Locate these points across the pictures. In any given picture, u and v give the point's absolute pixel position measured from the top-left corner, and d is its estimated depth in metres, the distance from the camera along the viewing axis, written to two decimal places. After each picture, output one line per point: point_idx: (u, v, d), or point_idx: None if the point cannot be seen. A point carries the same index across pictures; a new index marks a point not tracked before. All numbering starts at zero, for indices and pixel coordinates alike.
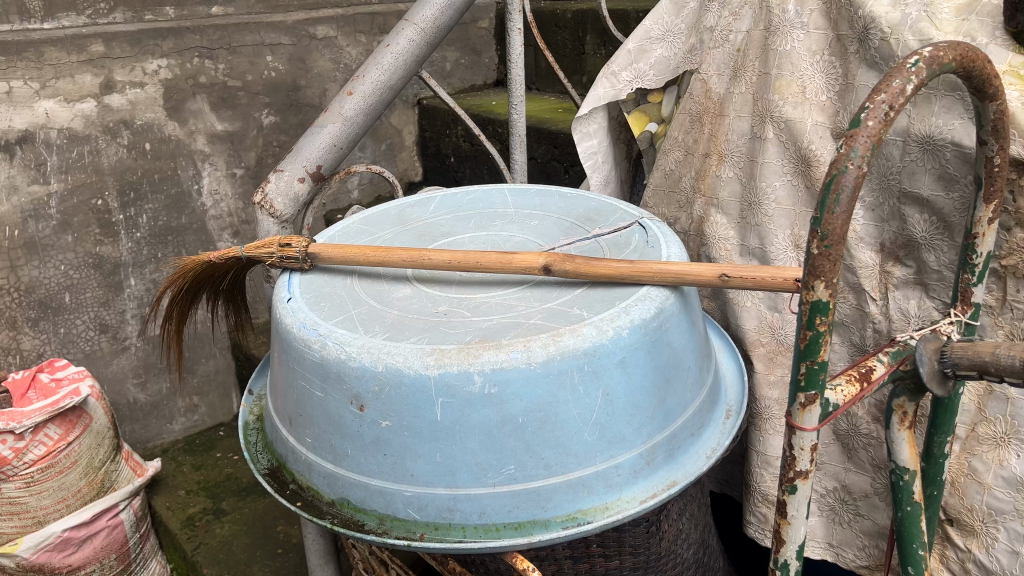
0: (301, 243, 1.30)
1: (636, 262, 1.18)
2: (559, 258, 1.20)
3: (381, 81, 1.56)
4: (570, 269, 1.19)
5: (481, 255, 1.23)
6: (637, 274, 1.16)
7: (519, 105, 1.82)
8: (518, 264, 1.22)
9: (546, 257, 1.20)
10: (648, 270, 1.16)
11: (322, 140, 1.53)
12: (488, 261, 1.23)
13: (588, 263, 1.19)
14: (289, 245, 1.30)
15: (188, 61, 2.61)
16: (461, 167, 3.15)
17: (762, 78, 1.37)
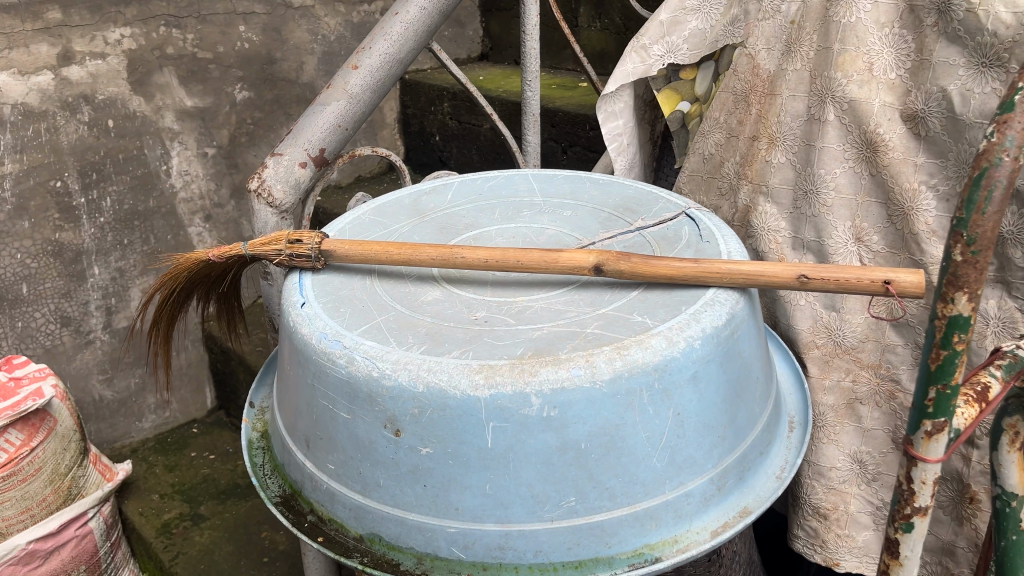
0: (315, 237, 1.12)
1: (701, 261, 1.04)
2: (613, 256, 1.06)
3: (390, 54, 1.40)
4: (625, 269, 1.05)
5: (526, 253, 1.09)
6: (702, 273, 1.03)
7: (533, 82, 1.68)
8: (565, 263, 1.08)
9: (599, 255, 1.06)
10: (717, 269, 1.03)
11: (326, 119, 1.36)
12: (534, 260, 1.08)
13: (645, 261, 1.05)
14: (299, 241, 1.13)
15: (154, 30, 2.41)
16: (447, 147, 3.00)
17: (822, 53, 1.24)
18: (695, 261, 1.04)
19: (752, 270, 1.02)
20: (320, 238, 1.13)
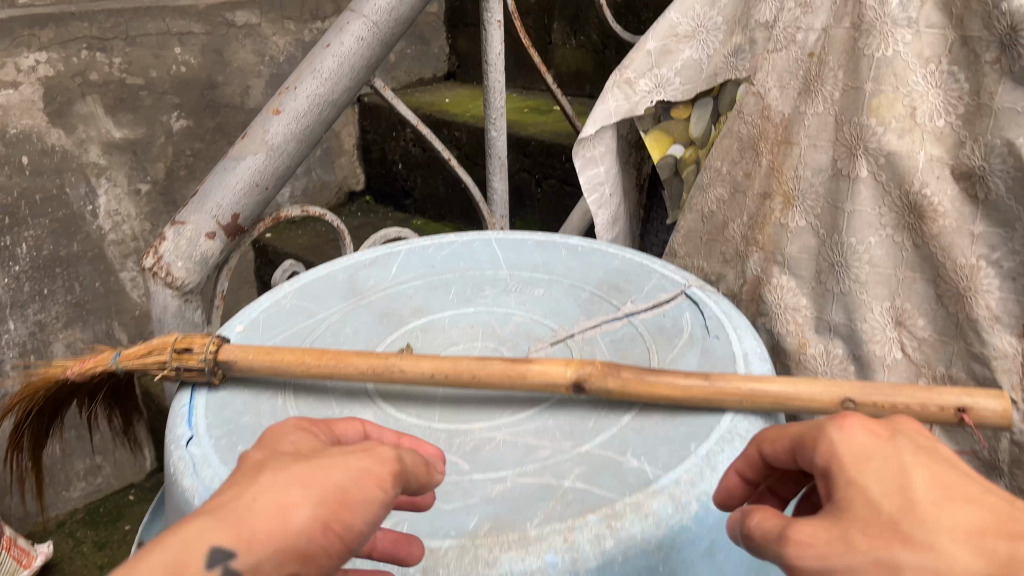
0: (209, 342, 0.87)
1: (713, 378, 0.80)
2: (597, 369, 0.82)
3: (320, 95, 1.15)
4: (613, 388, 0.81)
5: (485, 363, 0.84)
6: (714, 394, 0.79)
7: (499, 120, 1.44)
8: (535, 380, 0.83)
9: (581, 370, 0.81)
10: (733, 389, 0.79)
11: (240, 177, 1.10)
12: (495, 374, 0.84)
13: (641, 376, 0.81)
14: (189, 348, 0.87)
15: (75, 55, 2.12)
16: (411, 176, 2.75)
17: (850, 94, 1.00)
18: (705, 377, 0.80)
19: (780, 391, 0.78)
20: (216, 342, 0.88)
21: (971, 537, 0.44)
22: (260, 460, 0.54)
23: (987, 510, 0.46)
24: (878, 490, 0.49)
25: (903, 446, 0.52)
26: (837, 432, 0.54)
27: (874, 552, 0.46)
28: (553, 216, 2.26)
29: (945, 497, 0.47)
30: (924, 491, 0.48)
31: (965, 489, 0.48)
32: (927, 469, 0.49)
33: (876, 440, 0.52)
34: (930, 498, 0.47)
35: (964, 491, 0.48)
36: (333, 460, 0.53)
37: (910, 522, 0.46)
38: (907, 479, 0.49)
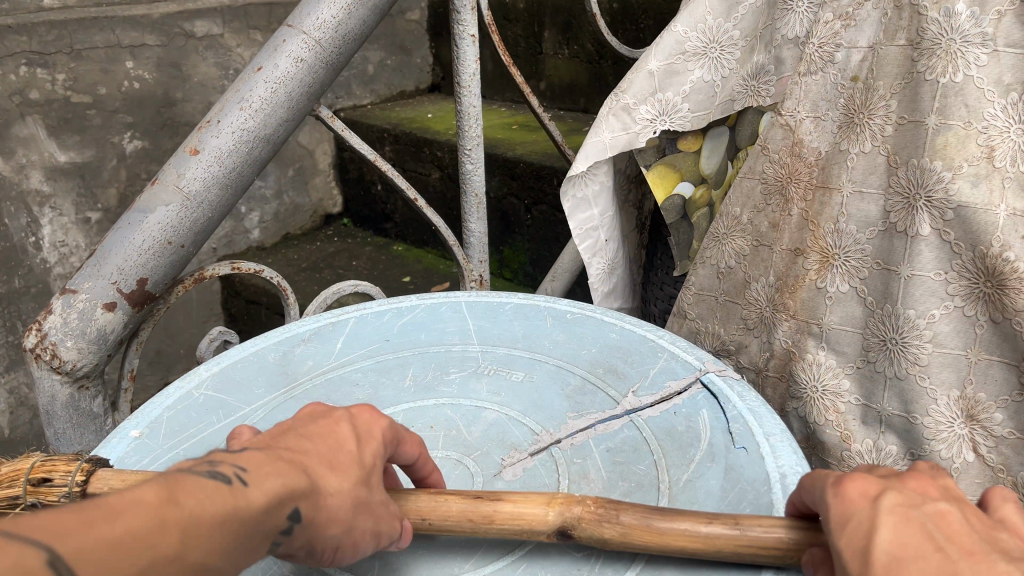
0: (74, 472, 0.66)
1: (746, 524, 0.59)
2: (588, 511, 0.61)
3: (252, 131, 0.94)
4: (606, 537, 0.61)
5: (444, 497, 0.64)
6: (749, 549, 0.59)
7: (476, 151, 1.24)
8: (506, 522, 0.63)
9: (568, 513, 0.61)
10: (773, 542, 0.59)
11: (148, 233, 0.89)
12: (454, 512, 0.63)
13: (646, 521, 0.60)
14: (50, 478, 0.67)
15: (13, 70, 1.89)
16: (391, 198, 2.54)
17: (905, 128, 0.80)
18: (734, 523, 0.60)
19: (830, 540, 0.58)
20: (83, 469, 0.67)
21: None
22: (360, 449, 0.56)
23: (936, 563, 0.44)
24: (846, 543, 0.48)
25: (882, 503, 0.48)
26: (832, 490, 0.51)
27: None
28: (544, 245, 2.05)
29: (900, 558, 0.45)
30: (879, 548, 0.45)
31: (922, 547, 0.45)
32: (889, 520, 0.46)
33: (854, 497, 0.49)
34: (884, 559, 0.45)
35: (920, 548, 0.45)
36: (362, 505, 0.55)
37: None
38: (873, 526, 0.47)
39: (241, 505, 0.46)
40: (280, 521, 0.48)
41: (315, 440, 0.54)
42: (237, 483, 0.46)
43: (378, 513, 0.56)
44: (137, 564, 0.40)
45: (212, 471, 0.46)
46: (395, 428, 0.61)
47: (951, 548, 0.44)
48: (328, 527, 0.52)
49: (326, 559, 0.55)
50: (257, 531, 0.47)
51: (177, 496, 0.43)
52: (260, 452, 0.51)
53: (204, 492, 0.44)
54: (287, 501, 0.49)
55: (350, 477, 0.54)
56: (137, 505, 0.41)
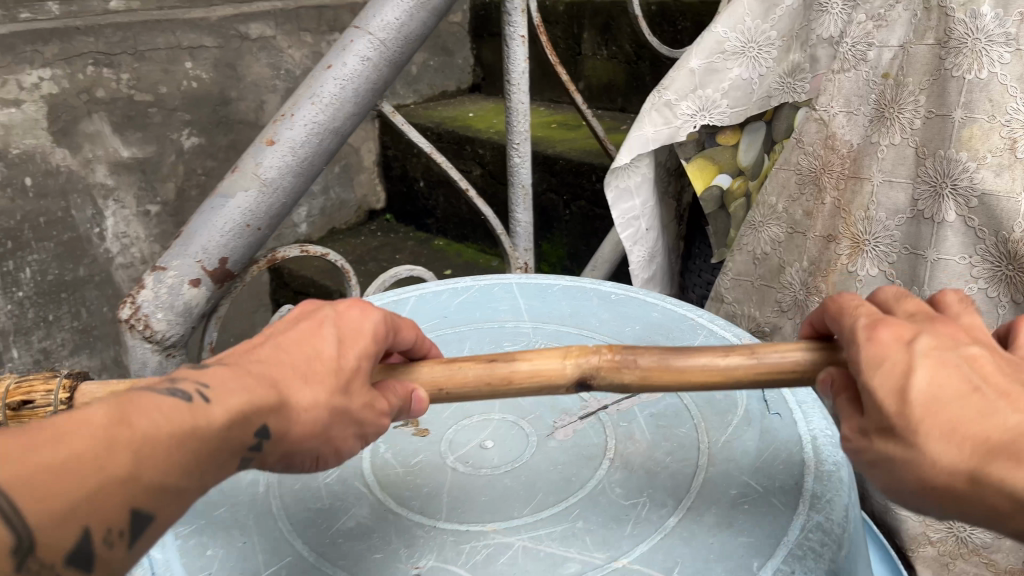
0: (55, 391, 0.75)
1: (762, 353, 0.65)
2: (605, 360, 0.67)
3: (322, 123, 1.02)
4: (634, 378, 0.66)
5: (461, 366, 0.69)
6: (764, 375, 0.65)
7: (523, 145, 1.31)
8: (529, 378, 0.67)
9: (586, 363, 0.67)
10: (790, 367, 0.64)
11: (230, 217, 0.98)
12: (471, 379, 0.68)
13: (663, 361, 0.66)
14: (31, 399, 0.75)
15: (80, 71, 1.88)
16: (433, 194, 2.63)
17: (932, 122, 0.86)
18: (751, 353, 0.65)
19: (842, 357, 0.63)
20: (65, 387, 0.76)
21: (951, 430, 0.45)
22: (341, 353, 0.60)
23: (976, 401, 0.46)
24: (879, 384, 0.49)
25: (918, 346, 0.49)
26: (864, 334, 0.52)
27: (879, 452, 0.49)
28: (582, 239, 2.12)
29: (940, 399, 0.46)
30: (919, 389, 0.47)
31: (962, 388, 0.47)
32: (927, 360, 0.48)
33: (888, 340, 0.50)
34: (923, 399, 0.47)
35: (958, 389, 0.47)
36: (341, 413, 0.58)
37: (891, 419, 0.48)
38: (910, 370, 0.48)
39: (201, 421, 0.50)
40: (244, 437, 0.52)
41: (292, 348, 0.58)
42: (195, 400, 0.50)
43: (360, 418, 0.60)
44: (86, 487, 0.43)
45: (172, 390, 0.50)
46: (386, 322, 0.65)
47: (987, 388, 0.47)
48: (299, 438, 0.56)
49: (309, 465, 0.59)
50: (217, 449, 0.50)
51: (130, 419, 0.47)
52: (229, 367, 0.55)
53: (159, 414, 0.48)
54: (252, 418, 0.52)
55: (328, 386, 0.58)
56: (85, 425, 0.44)
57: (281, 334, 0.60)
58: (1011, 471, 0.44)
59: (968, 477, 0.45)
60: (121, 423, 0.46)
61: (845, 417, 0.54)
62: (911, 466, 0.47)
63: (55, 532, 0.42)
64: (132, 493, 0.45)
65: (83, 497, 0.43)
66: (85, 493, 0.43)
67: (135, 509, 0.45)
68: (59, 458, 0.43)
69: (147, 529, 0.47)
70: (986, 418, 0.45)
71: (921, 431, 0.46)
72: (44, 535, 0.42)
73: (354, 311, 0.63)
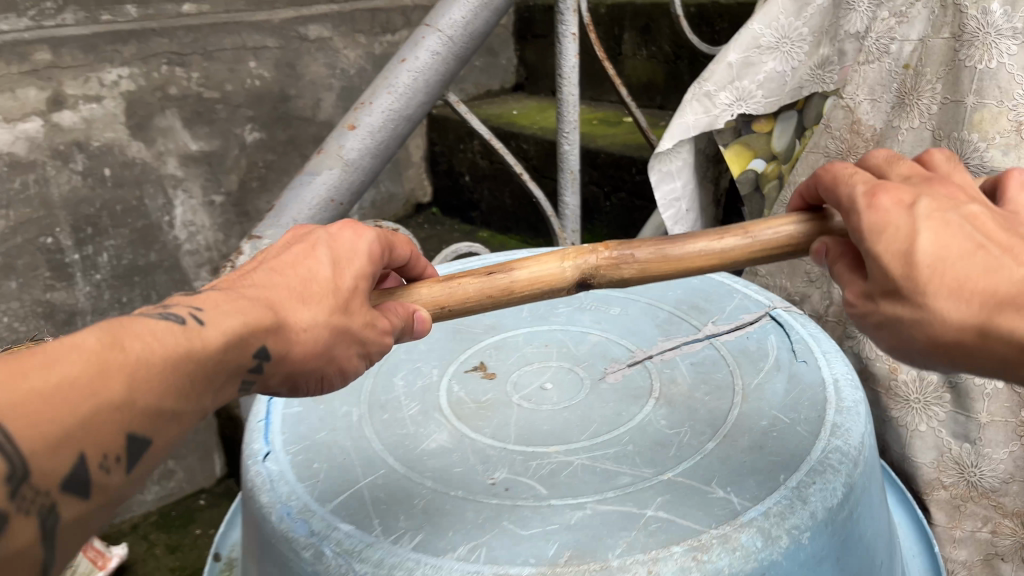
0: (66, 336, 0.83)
1: (754, 232, 0.73)
2: (604, 260, 0.74)
3: (395, 110, 1.14)
4: (639, 270, 0.74)
5: (462, 281, 0.74)
6: (761, 251, 0.73)
7: (572, 133, 1.43)
8: (538, 284, 0.74)
9: (586, 264, 0.74)
10: (782, 240, 0.73)
11: (317, 192, 1.11)
12: (472, 294, 0.74)
13: (662, 252, 0.74)
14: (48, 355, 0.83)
15: (155, 69, 1.84)
16: (478, 188, 2.75)
17: (947, 107, 0.97)
18: (745, 233, 0.73)
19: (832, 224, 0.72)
20: None
21: (958, 289, 0.54)
22: (336, 274, 0.64)
23: (981, 259, 0.54)
24: (887, 252, 0.57)
25: (920, 211, 0.57)
26: (866, 203, 0.59)
27: (890, 311, 0.58)
28: (621, 229, 2.23)
29: (945, 259, 0.55)
30: (926, 252, 0.55)
31: (964, 247, 0.55)
32: (928, 227, 0.56)
33: (887, 205, 0.58)
34: (931, 262, 0.55)
35: (961, 249, 0.55)
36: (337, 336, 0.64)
37: (907, 284, 0.56)
38: (915, 236, 0.56)
39: (195, 346, 0.54)
40: (238, 358, 0.57)
41: (288, 272, 0.63)
42: (188, 325, 0.54)
43: (360, 336, 0.66)
44: (84, 410, 0.47)
45: (166, 317, 0.54)
46: (377, 242, 0.70)
47: (987, 245, 0.55)
48: (296, 357, 0.61)
49: (311, 381, 0.65)
50: (212, 368, 0.55)
51: (123, 344, 0.50)
52: (222, 293, 0.59)
53: (153, 339, 0.52)
54: (246, 342, 0.57)
55: (325, 306, 0.63)
56: (74, 351, 0.47)
57: (274, 259, 0.65)
58: (1015, 321, 0.53)
59: (977, 326, 0.54)
60: (112, 348, 0.49)
61: (850, 283, 0.63)
62: (922, 321, 0.56)
63: (51, 459, 0.45)
64: (126, 416, 0.49)
65: (79, 421, 0.47)
66: (82, 416, 0.47)
67: (131, 432, 0.50)
68: (49, 383, 0.45)
69: (141, 453, 0.51)
70: (990, 275, 0.54)
71: (930, 290, 0.55)
72: (37, 463, 0.44)
73: (344, 234, 0.68)
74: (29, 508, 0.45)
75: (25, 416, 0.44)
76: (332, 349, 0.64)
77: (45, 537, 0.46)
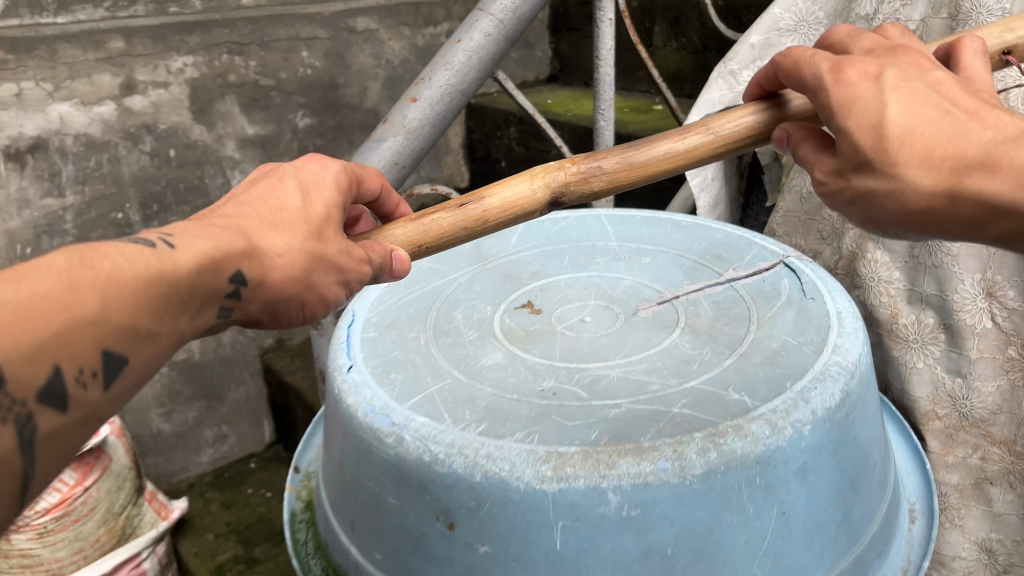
0: None
1: (713, 129, 0.85)
2: (574, 176, 0.85)
3: (451, 85, 1.29)
4: (617, 177, 0.85)
5: (435, 217, 0.84)
6: (721, 144, 0.85)
7: (607, 110, 1.57)
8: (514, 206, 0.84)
9: (555, 181, 0.84)
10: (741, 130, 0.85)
11: (383, 156, 1.26)
12: (446, 228, 0.84)
13: (632, 160, 0.85)
14: None
15: (216, 58, 1.98)
16: (514, 173, 2.88)
17: None
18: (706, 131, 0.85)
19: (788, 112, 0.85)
20: None
21: (928, 155, 0.64)
22: (305, 205, 0.74)
23: (947, 128, 0.64)
24: (857, 126, 0.67)
25: (885, 87, 0.67)
26: (836, 83, 0.70)
27: (866, 183, 0.68)
28: None
29: (912, 128, 0.65)
30: (895, 122, 0.65)
31: (930, 116, 0.65)
32: (901, 103, 0.65)
33: (861, 86, 0.68)
34: (900, 131, 0.65)
35: (926, 117, 0.65)
36: (309, 263, 0.71)
37: (880, 155, 0.65)
38: (883, 110, 0.66)
39: (169, 268, 0.60)
40: (213, 281, 0.64)
41: (256, 207, 0.71)
42: (159, 248, 0.60)
43: (334, 263, 0.74)
44: (57, 322, 0.52)
45: (136, 242, 0.60)
46: (337, 179, 0.80)
47: (951, 113, 0.65)
48: (269, 283, 0.68)
49: (288, 309, 0.73)
50: (187, 289, 0.62)
51: (92, 263, 0.56)
52: (194, 226, 0.66)
53: (125, 260, 0.57)
54: (216, 266, 0.64)
55: (296, 235, 0.71)
56: (48, 270, 0.52)
57: (242, 196, 0.73)
58: (981, 178, 0.62)
59: (948, 187, 0.64)
60: (84, 267, 0.55)
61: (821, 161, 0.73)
62: (896, 187, 0.65)
63: (31, 365, 0.50)
64: (103, 331, 0.54)
65: (55, 333, 0.52)
66: (56, 328, 0.52)
67: (107, 348, 0.55)
68: (23, 296, 0.50)
69: (120, 370, 0.57)
70: (954, 139, 0.63)
71: (901, 156, 0.65)
72: (12, 369, 0.49)
73: (308, 171, 0.78)
74: (7, 415, 0.49)
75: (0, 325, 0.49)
76: (307, 275, 0.72)
77: (24, 447, 0.51)
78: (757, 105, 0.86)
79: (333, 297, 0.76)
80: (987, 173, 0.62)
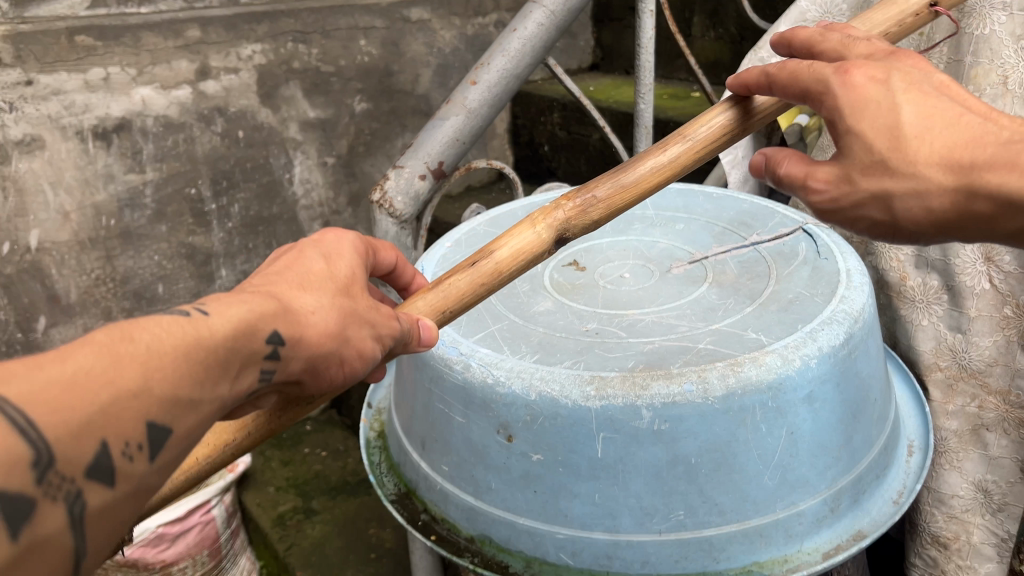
0: None
1: (689, 134, 0.88)
2: (570, 213, 0.88)
3: (506, 70, 1.44)
4: (606, 207, 0.88)
5: (453, 281, 0.88)
6: (699, 153, 0.88)
7: (647, 93, 1.72)
8: (519, 256, 0.87)
9: (555, 221, 0.88)
10: (716, 133, 0.87)
11: (446, 133, 1.43)
12: (466, 289, 0.87)
13: (619, 185, 0.87)
14: None
15: (282, 46, 2.14)
16: (556, 156, 3.02)
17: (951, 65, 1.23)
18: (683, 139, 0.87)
19: (756, 107, 0.88)
20: None
21: (949, 156, 0.69)
22: (329, 267, 0.73)
23: (960, 130, 0.70)
24: (869, 130, 0.71)
25: (894, 91, 0.71)
26: (842, 90, 0.73)
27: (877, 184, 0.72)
28: None
29: (929, 131, 0.70)
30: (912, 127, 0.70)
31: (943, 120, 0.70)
32: (915, 105, 0.71)
33: (870, 89, 0.72)
34: (917, 135, 0.70)
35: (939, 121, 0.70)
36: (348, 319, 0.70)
37: (897, 156, 0.70)
38: (897, 115, 0.71)
39: (208, 333, 0.57)
40: (252, 343, 0.60)
41: (288, 271, 0.70)
42: (195, 316, 0.57)
43: (366, 317, 0.72)
44: (102, 399, 0.49)
45: (173, 313, 0.57)
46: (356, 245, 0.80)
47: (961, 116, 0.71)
48: (311, 341, 0.66)
49: (329, 370, 0.70)
50: (228, 354, 0.59)
51: (133, 336, 0.53)
52: (227, 292, 0.64)
53: (163, 330, 0.54)
54: (258, 327, 0.61)
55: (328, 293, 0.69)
56: (88, 346, 0.50)
57: (268, 266, 0.72)
58: (998, 174, 0.68)
59: (963, 184, 0.69)
60: (125, 340, 0.52)
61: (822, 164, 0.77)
62: (912, 184, 0.71)
63: (78, 443, 0.48)
64: (146, 403, 0.51)
65: (98, 409, 0.49)
66: (101, 403, 0.49)
67: (153, 421, 0.52)
68: (68, 374, 0.48)
69: (165, 441, 0.53)
70: (969, 139, 0.69)
71: (919, 157, 0.70)
72: (62, 449, 0.47)
73: (329, 237, 0.78)
74: (56, 494, 0.47)
75: (38, 403, 0.46)
76: (346, 330, 0.69)
77: (73, 524, 0.48)
78: (726, 105, 0.88)
79: (371, 353, 0.73)
80: (1004, 169, 0.68)
